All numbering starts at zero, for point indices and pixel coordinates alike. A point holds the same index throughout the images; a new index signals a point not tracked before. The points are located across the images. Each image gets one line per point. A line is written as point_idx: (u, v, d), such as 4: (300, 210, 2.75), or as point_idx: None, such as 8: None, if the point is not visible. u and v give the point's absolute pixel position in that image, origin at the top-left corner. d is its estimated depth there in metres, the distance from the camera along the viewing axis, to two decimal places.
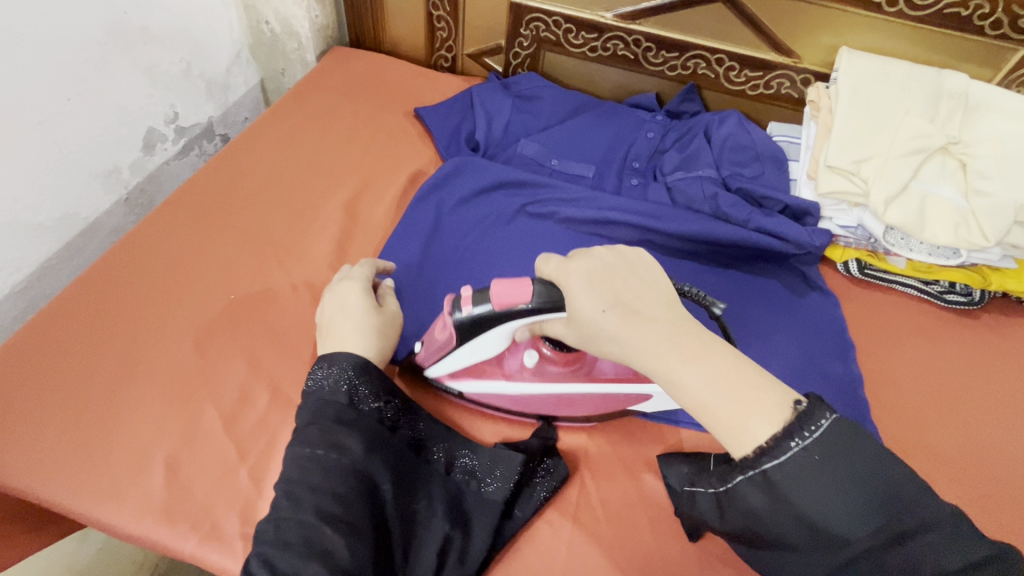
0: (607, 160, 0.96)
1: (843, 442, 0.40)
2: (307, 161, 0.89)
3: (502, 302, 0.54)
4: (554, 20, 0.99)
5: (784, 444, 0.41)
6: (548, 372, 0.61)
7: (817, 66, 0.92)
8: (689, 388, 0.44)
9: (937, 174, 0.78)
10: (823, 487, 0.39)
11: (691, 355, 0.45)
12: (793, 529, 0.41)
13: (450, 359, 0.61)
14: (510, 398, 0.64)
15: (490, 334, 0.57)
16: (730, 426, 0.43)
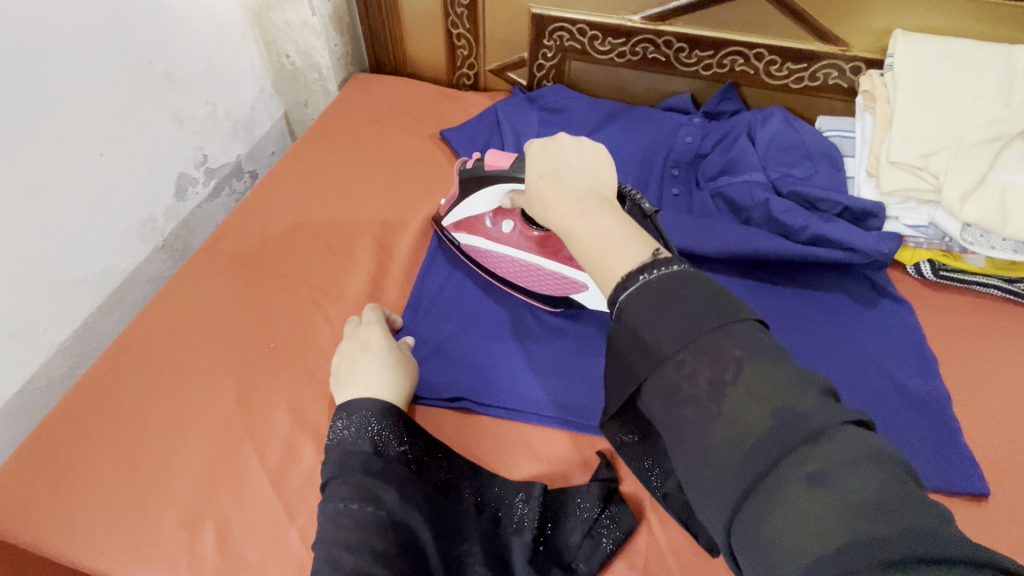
0: (645, 171, 0.91)
1: (684, 280, 0.39)
2: (337, 195, 0.88)
3: (491, 166, 0.66)
4: (579, 28, 0.95)
5: (634, 277, 0.40)
6: (518, 241, 0.72)
7: (868, 52, 0.85)
8: (582, 235, 0.45)
9: (1018, 163, 0.71)
10: (659, 305, 0.38)
11: (588, 210, 0.46)
12: (635, 358, 0.39)
13: (456, 208, 0.75)
14: (490, 255, 0.75)
15: (480, 194, 0.69)
16: (599, 264, 0.44)
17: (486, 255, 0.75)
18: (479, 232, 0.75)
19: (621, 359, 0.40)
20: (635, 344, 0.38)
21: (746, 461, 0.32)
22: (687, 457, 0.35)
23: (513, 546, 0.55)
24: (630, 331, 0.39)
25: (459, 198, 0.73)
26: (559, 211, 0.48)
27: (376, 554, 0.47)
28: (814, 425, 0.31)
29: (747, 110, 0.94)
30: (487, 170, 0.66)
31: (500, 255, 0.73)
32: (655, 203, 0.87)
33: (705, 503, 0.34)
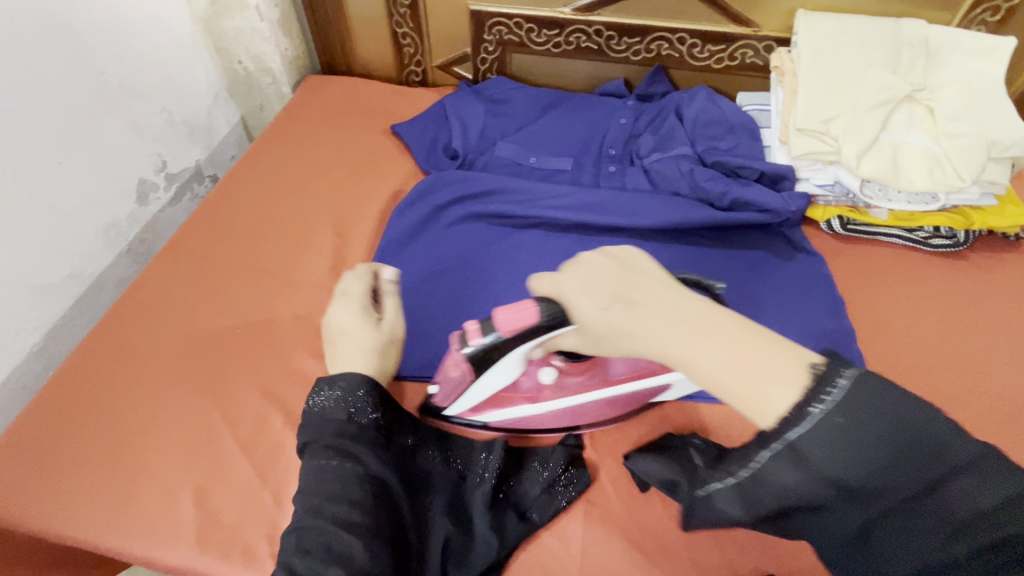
0: (584, 151, 0.97)
1: (865, 398, 0.35)
2: (295, 191, 0.92)
3: (507, 327, 0.53)
4: (515, 22, 1.01)
5: (805, 410, 0.36)
6: (563, 391, 0.64)
7: (777, 32, 0.93)
8: (702, 366, 0.40)
9: (906, 123, 0.80)
10: (844, 441, 0.35)
11: (708, 334, 0.41)
12: (815, 492, 0.36)
13: (470, 393, 0.62)
14: (532, 419, 0.66)
15: (501, 363, 0.58)
16: (747, 399, 0.39)
17: (525, 420, 0.67)
18: (524, 405, 0.66)
19: (787, 490, 0.37)
20: (819, 481, 0.36)
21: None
22: (890, 562, 0.35)
23: (474, 498, 0.60)
24: (807, 465, 0.36)
25: (457, 377, 0.60)
26: (658, 341, 0.42)
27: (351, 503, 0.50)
28: None
29: (676, 90, 1.01)
30: (506, 332, 0.54)
31: (538, 412, 0.65)
32: (593, 181, 0.94)
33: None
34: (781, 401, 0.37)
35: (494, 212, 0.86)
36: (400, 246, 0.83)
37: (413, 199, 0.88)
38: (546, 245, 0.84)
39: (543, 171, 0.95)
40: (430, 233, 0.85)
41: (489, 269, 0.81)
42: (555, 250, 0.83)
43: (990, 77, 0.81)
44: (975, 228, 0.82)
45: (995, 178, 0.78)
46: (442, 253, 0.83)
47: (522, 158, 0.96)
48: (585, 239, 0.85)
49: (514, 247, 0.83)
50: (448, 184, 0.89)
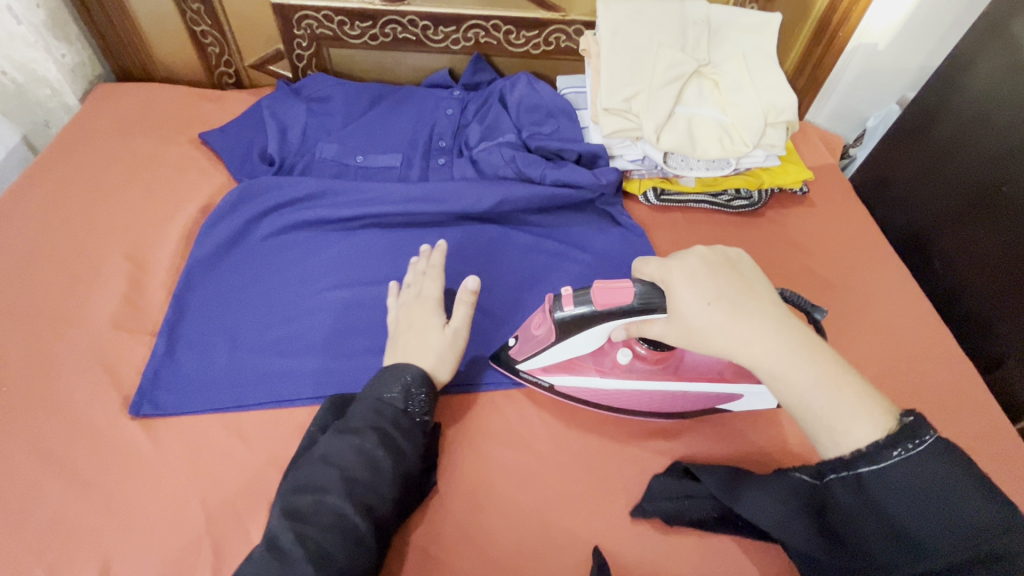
0: (413, 145, 0.94)
1: (939, 460, 0.43)
2: (80, 217, 0.81)
3: (603, 303, 0.57)
4: (324, 15, 0.95)
5: (886, 453, 0.44)
6: (634, 371, 0.65)
7: (584, 16, 0.97)
8: (796, 386, 0.48)
9: (696, 97, 0.86)
10: (919, 489, 0.43)
11: (814, 353, 0.49)
12: (874, 534, 0.45)
13: (549, 352, 0.63)
14: (596, 392, 0.67)
15: (590, 333, 0.60)
16: (815, 422, 0.48)
17: (590, 394, 0.67)
18: (585, 379, 0.66)
19: (855, 515, 0.46)
20: (877, 514, 0.45)
21: None
22: None
23: None
24: (875, 494, 0.45)
25: (552, 343, 0.62)
26: (752, 354, 0.49)
27: (344, 490, 0.50)
28: (995, 547, 0.41)
29: (500, 77, 1.01)
30: (597, 308, 0.57)
31: (615, 390, 0.65)
32: (423, 175, 0.92)
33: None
34: (873, 429, 0.46)
35: (314, 218, 0.81)
36: (207, 266, 0.76)
37: (225, 214, 0.81)
38: (373, 248, 0.81)
39: (370, 171, 0.91)
40: (245, 249, 0.79)
41: (309, 280, 0.76)
42: (382, 252, 0.81)
43: (763, 50, 0.90)
44: (766, 187, 0.93)
45: (775, 142, 0.86)
46: (257, 268, 0.77)
47: (346, 157, 0.92)
48: (414, 237, 0.83)
49: (337, 255, 0.79)
50: (261, 193, 0.83)
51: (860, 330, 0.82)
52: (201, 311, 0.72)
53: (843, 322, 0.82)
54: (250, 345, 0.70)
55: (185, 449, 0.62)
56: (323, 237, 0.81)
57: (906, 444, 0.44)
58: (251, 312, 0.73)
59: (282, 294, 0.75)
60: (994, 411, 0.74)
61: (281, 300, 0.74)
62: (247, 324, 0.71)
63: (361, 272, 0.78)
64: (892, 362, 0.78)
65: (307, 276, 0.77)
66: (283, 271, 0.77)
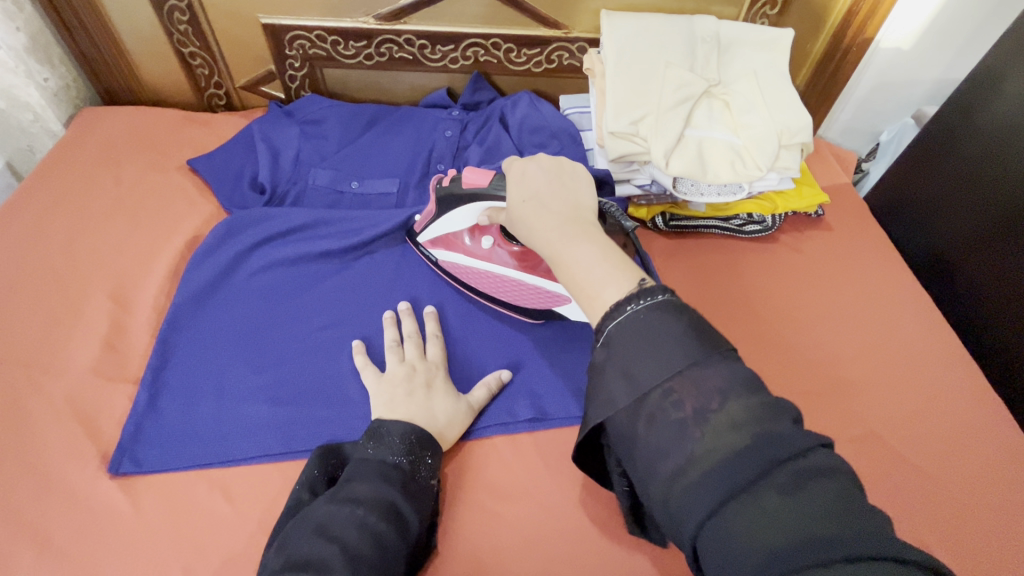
0: (410, 170, 0.91)
1: (669, 314, 0.41)
2: (61, 252, 0.78)
3: (468, 183, 0.67)
4: (317, 35, 0.92)
5: (624, 308, 0.42)
6: (500, 258, 0.71)
7: (588, 33, 0.93)
8: (570, 265, 0.46)
9: (706, 119, 0.82)
10: (639, 340, 0.41)
11: (581, 236, 0.48)
12: (654, 433, 0.39)
13: (435, 226, 0.74)
14: (474, 271, 0.74)
15: (459, 211, 0.69)
16: (589, 298, 0.45)
17: (467, 272, 0.74)
18: (458, 250, 0.73)
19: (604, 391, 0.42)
20: (624, 378, 0.40)
21: (709, 483, 0.35)
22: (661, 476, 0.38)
23: None
24: (613, 367, 0.41)
25: (436, 215, 0.73)
26: (544, 239, 0.49)
27: (348, 558, 0.46)
28: (787, 444, 0.35)
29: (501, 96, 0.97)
30: (464, 188, 0.68)
31: (478, 268, 0.73)
32: (421, 201, 0.88)
33: (671, 503, 0.37)
34: (616, 294, 0.44)
35: (307, 252, 0.78)
36: (197, 304, 0.72)
37: (214, 248, 0.77)
38: (369, 281, 0.77)
39: (366, 198, 0.88)
40: (234, 287, 0.75)
41: (300, 320, 0.72)
42: (378, 287, 0.77)
43: (775, 69, 0.86)
44: (780, 212, 0.89)
45: (789, 164, 0.82)
46: (247, 306, 0.73)
47: (341, 184, 0.88)
48: (412, 268, 0.79)
49: (331, 290, 0.75)
50: (254, 226, 0.79)
51: (880, 362, 0.77)
52: (189, 354, 0.68)
53: (863, 355, 0.78)
54: (236, 393, 0.66)
55: (169, 509, 0.58)
56: (315, 271, 0.77)
57: (638, 300, 0.42)
58: (240, 354, 0.69)
59: (274, 333, 0.71)
60: None
61: (271, 341, 0.70)
62: (236, 368, 0.68)
63: (356, 308, 0.74)
64: (919, 397, 0.74)
65: (298, 314, 0.73)
66: (274, 309, 0.73)
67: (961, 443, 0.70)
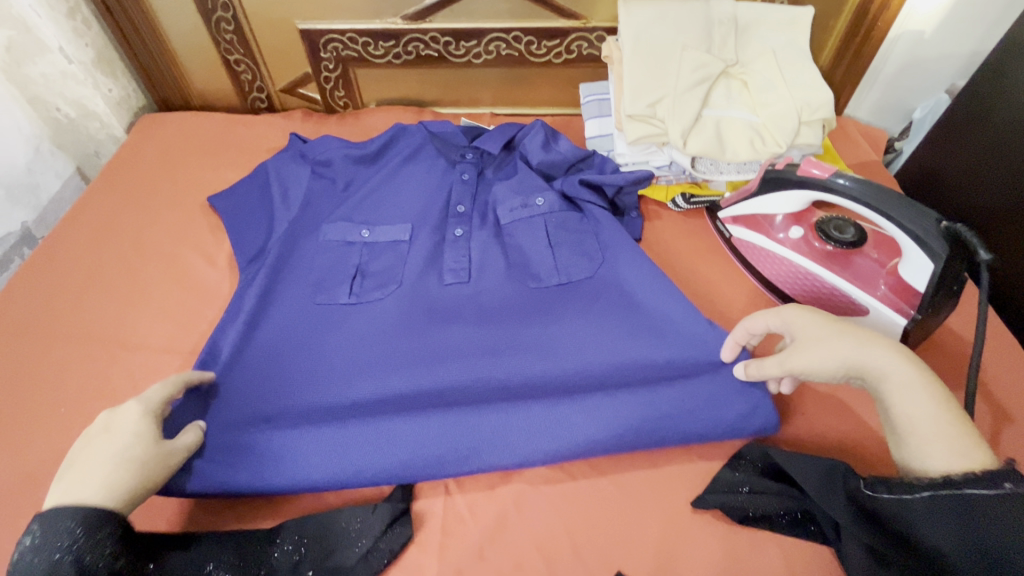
0: (424, 216, 0.86)
1: (1014, 509, 0.42)
2: (130, 244, 0.86)
3: (804, 169, 0.67)
4: (349, 37, 0.98)
5: (937, 480, 0.46)
6: (800, 248, 0.72)
7: (605, 21, 0.95)
8: (901, 405, 0.51)
9: (724, 99, 0.84)
10: (947, 522, 0.44)
11: (936, 403, 0.50)
12: (902, 529, 0.47)
13: (745, 203, 0.77)
14: (763, 253, 0.76)
15: (786, 194, 0.71)
16: (910, 437, 0.50)
17: (759, 254, 0.76)
18: (761, 237, 0.76)
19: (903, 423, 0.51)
20: (910, 532, 0.46)
21: None
22: None
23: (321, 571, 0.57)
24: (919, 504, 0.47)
25: (752, 192, 0.75)
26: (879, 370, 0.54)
27: None
28: None
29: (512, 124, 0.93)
30: (796, 174, 0.69)
31: (775, 255, 0.74)
32: (436, 244, 0.82)
33: None
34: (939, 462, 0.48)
35: (299, 384, 0.69)
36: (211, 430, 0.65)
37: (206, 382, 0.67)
38: (381, 377, 0.69)
39: (355, 308, 0.75)
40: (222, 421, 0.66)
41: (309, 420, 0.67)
42: (377, 412, 0.66)
43: (795, 48, 0.87)
44: None
45: (811, 141, 0.83)
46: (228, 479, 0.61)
47: (328, 300, 0.76)
48: (410, 370, 0.69)
49: (320, 433, 0.65)
50: (247, 430, 0.65)
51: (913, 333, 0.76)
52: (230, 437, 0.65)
53: None
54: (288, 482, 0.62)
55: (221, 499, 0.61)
56: (306, 403, 0.67)
57: (982, 483, 0.44)
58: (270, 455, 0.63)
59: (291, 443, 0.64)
60: None
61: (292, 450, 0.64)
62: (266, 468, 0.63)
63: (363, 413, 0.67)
64: None
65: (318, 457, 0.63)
66: (264, 464, 0.63)
67: None
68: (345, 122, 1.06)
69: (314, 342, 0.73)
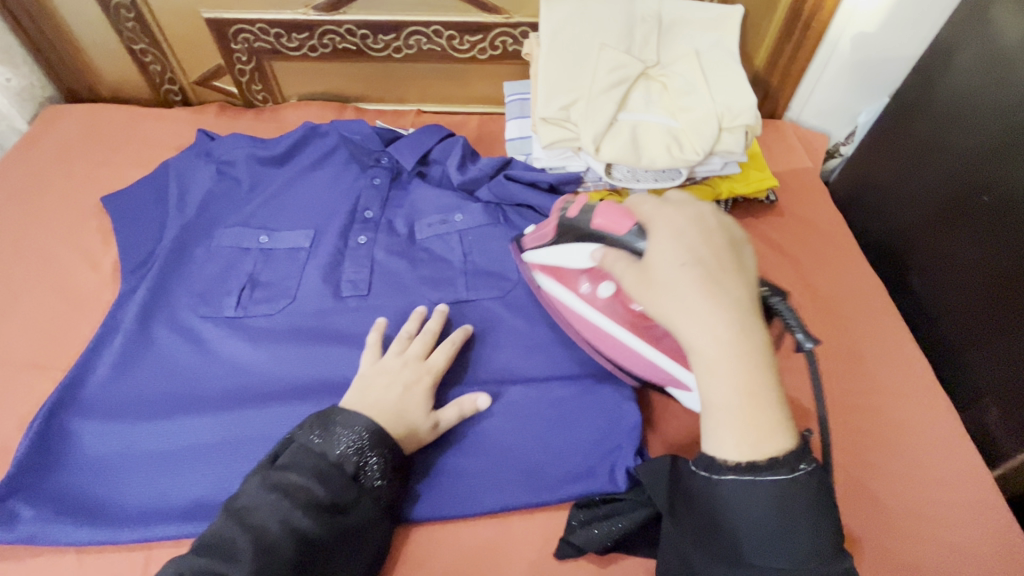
0: (330, 222, 0.82)
1: (808, 498, 0.44)
2: (10, 245, 0.81)
3: (601, 224, 0.57)
4: (259, 28, 0.92)
5: (767, 472, 0.44)
6: (615, 311, 0.60)
7: (530, 17, 0.91)
8: (716, 386, 0.45)
9: (643, 102, 0.79)
10: (777, 529, 0.44)
11: (748, 394, 0.45)
12: (740, 542, 0.45)
13: (546, 251, 0.65)
14: (575, 315, 0.64)
15: (579, 248, 0.59)
16: (716, 415, 0.46)
17: (567, 312, 0.65)
18: (568, 291, 0.64)
19: (728, 517, 0.45)
20: (740, 539, 0.45)
21: None
22: None
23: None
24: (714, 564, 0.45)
25: (553, 240, 0.64)
26: (709, 329, 0.45)
27: None
28: None
29: (431, 129, 0.90)
30: (596, 227, 0.58)
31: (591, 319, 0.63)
32: (336, 254, 0.78)
33: None
34: (734, 453, 0.45)
35: (156, 410, 0.63)
36: (43, 464, 0.58)
37: (53, 412, 0.61)
38: (248, 408, 0.64)
39: (240, 323, 0.71)
40: (60, 455, 0.59)
41: (162, 450, 0.60)
42: (241, 450, 0.61)
43: (721, 49, 0.83)
44: (725, 196, 0.85)
45: (732, 148, 0.79)
46: (53, 526, 0.55)
47: (212, 315, 0.71)
48: (287, 403, 0.64)
49: (177, 469, 0.59)
50: (89, 467, 0.59)
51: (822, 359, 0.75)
52: (72, 473, 0.58)
53: None
54: (123, 530, 0.55)
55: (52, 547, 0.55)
56: (167, 437, 0.61)
57: (796, 464, 0.44)
58: (116, 493, 0.58)
59: (136, 481, 0.58)
60: (969, 452, 0.67)
61: (136, 488, 0.58)
62: (106, 510, 0.57)
63: (222, 448, 0.61)
64: (855, 392, 0.72)
65: (156, 498, 0.58)
66: (108, 505, 0.57)
67: (899, 442, 0.67)
68: (262, 118, 1.00)
69: (186, 366, 0.67)
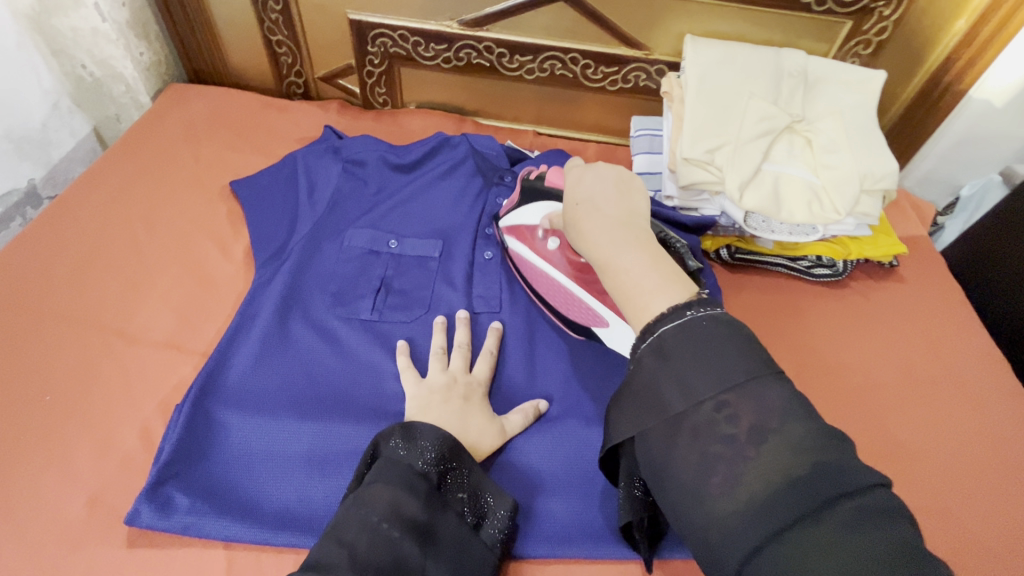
0: (456, 234, 0.81)
1: (727, 329, 0.41)
2: (141, 219, 0.81)
3: (553, 181, 0.67)
4: (400, 34, 0.93)
5: (675, 317, 0.42)
6: (558, 259, 0.67)
7: (668, 56, 0.92)
8: (625, 274, 0.46)
9: (785, 155, 0.80)
10: (698, 348, 0.40)
11: (662, 278, 0.45)
12: (673, 392, 0.40)
13: (514, 217, 0.72)
14: (534, 269, 0.70)
15: (534, 206, 0.69)
16: (635, 307, 0.45)
17: (522, 263, 0.71)
18: (526, 246, 0.70)
19: (654, 388, 0.41)
20: (674, 390, 0.40)
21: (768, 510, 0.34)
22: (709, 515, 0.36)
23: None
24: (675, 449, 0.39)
25: (518, 203, 0.72)
26: (593, 240, 0.48)
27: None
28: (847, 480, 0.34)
29: (559, 154, 0.90)
30: (547, 185, 0.68)
31: (536, 265, 0.69)
32: (466, 268, 0.77)
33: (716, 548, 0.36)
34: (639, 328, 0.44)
35: (296, 408, 0.62)
36: (191, 453, 0.58)
37: (198, 400, 0.61)
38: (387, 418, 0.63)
39: (375, 328, 0.70)
40: (204, 446, 0.59)
41: (304, 451, 0.60)
42: None
43: (863, 110, 0.83)
44: (853, 257, 0.86)
45: (869, 210, 0.79)
46: (206, 518, 0.55)
47: (347, 316, 0.71)
48: None
49: (322, 471, 0.59)
50: (238, 460, 0.59)
51: (948, 433, 0.74)
52: (219, 466, 0.58)
53: (929, 421, 0.75)
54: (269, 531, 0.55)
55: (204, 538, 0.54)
56: (308, 438, 0.61)
57: (697, 306, 0.42)
58: (261, 491, 0.57)
59: (279, 481, 0.58)
60: None
61: (280, 488, 0.58)
62: (253, 507, 0.56)
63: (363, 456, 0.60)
64: (988, 471, 0.71)
65: (299, 500, 0.57)
66: (255, 502, 0.57)
67: None
68: (382, 120, 1.01)
69: (323, 366, 0.66)
